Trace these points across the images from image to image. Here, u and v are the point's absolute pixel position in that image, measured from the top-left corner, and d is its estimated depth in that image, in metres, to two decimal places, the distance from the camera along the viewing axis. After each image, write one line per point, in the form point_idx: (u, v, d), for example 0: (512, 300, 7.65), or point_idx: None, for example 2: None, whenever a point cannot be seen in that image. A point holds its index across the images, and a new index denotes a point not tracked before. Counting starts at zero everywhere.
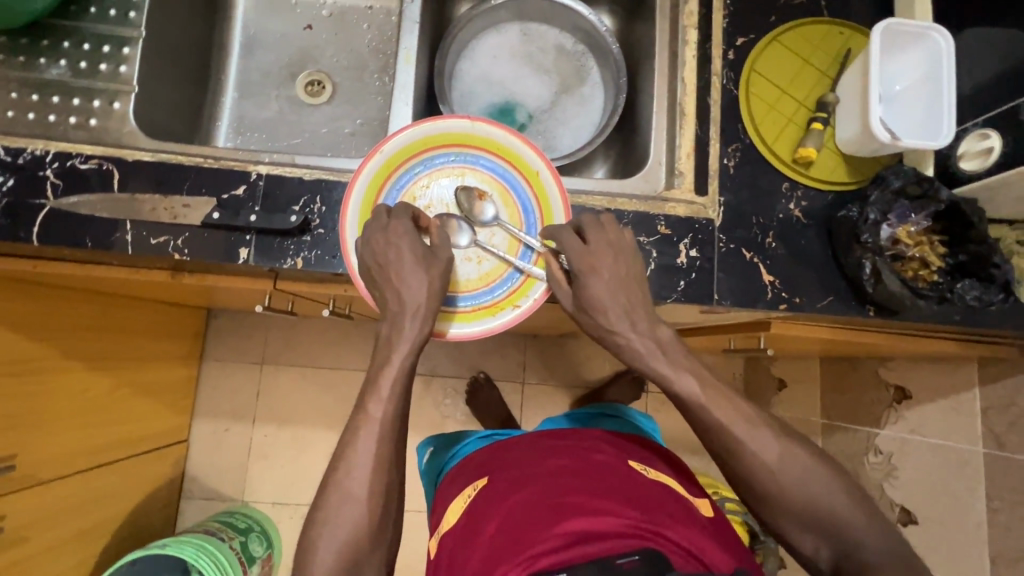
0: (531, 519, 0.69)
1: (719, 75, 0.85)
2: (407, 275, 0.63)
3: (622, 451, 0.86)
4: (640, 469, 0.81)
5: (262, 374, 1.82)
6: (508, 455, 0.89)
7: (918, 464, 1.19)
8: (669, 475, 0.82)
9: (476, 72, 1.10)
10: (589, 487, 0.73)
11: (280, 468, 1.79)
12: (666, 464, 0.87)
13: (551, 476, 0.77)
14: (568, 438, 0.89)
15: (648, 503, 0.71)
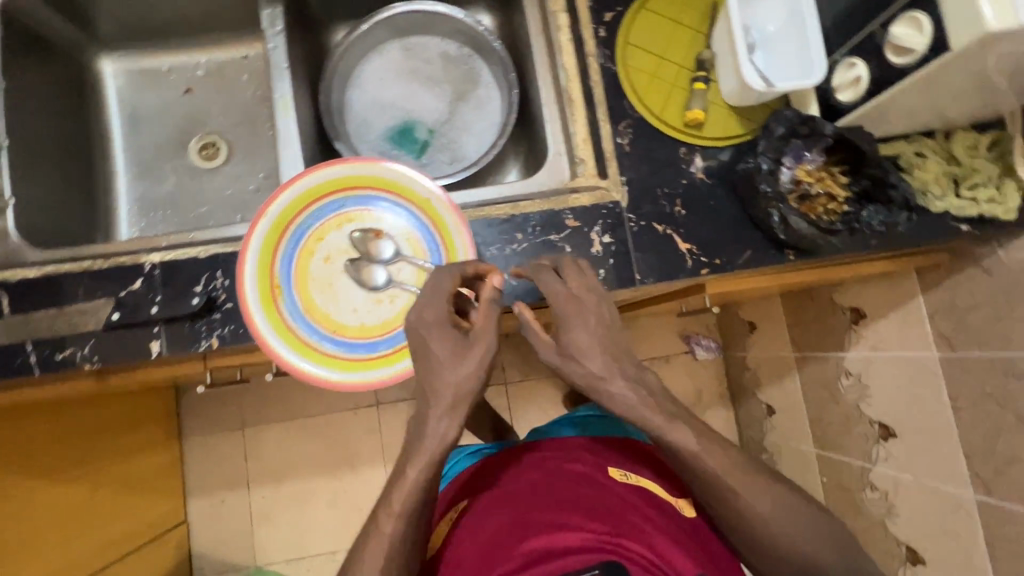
0: (502, 538, 0.73)
1: (595, 56, 0.84)
2: (445, 365, 0.61)
3: (602, 457, 0.89)
4: (620, 476, 0.84)
5: (246, 437, 1.80)
6: (488, 472, 0.90)
7: (886, 381, 1.21)
8: (650, 479, 0.85)
9: (367, 99, 1.07)
10: (558, 500, 0.77)
11: (287, 524, 1.78)
12: (649, 465, 0.89)
13: (523, 491, 0.80)
14: (551, 450, 0.92)
15: (616, 514, 0.74)
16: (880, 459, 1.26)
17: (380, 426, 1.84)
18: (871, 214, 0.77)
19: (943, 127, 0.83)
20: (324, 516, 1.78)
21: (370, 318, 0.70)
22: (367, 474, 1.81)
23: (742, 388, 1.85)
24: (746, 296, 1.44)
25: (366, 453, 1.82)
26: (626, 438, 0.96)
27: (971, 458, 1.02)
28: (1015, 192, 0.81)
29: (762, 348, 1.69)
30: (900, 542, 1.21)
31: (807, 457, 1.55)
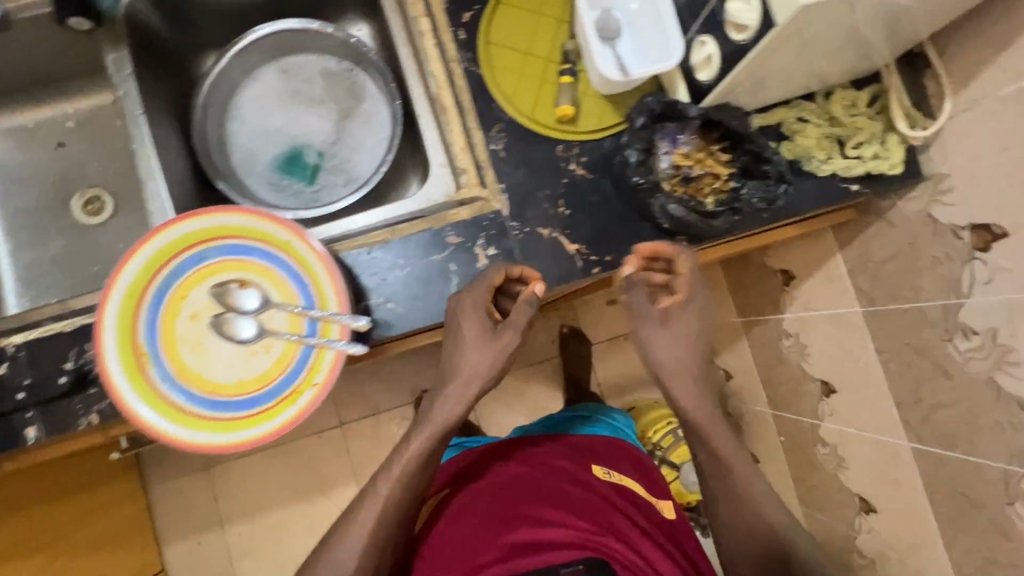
0: (499, 525, 0.82)
1: (458, 61, 0.81)
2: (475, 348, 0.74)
3: (591, 455, 0.97)
4: (605, 473, 0.94)
5: (213, 477, 1.78)
6: (475, 466, 0.96)
7: (822, 339, 1.20)
8: (631, 478, 0.95)
9: (249, 129, 1.03)
10: (545, 496, 0.86)
11: (266, 558, 1.76)
12: (630, 464, 0.99)
13: (514, 485, 0.89)
14: (539, 446, 0.98)
15: (597, 512, 0.84)
16: (827, 416, 1.26)
17: (348, 446, 1.82)
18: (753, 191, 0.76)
19: (821, 88, 0.81)
20: (303, 543, 1.77)
21: (248, 372, 0.68)
22: (340, 496, 1.79)
23: (702, 357, 1.86)
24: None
25: (337, 475, 1.81)
26: (612, 437, 1.04)
27: (902, 407, 1.03)
28: (898, 146, 0.80)
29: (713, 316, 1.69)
30: (854, 494, 1.21)
31: (765, 419, 1.55)
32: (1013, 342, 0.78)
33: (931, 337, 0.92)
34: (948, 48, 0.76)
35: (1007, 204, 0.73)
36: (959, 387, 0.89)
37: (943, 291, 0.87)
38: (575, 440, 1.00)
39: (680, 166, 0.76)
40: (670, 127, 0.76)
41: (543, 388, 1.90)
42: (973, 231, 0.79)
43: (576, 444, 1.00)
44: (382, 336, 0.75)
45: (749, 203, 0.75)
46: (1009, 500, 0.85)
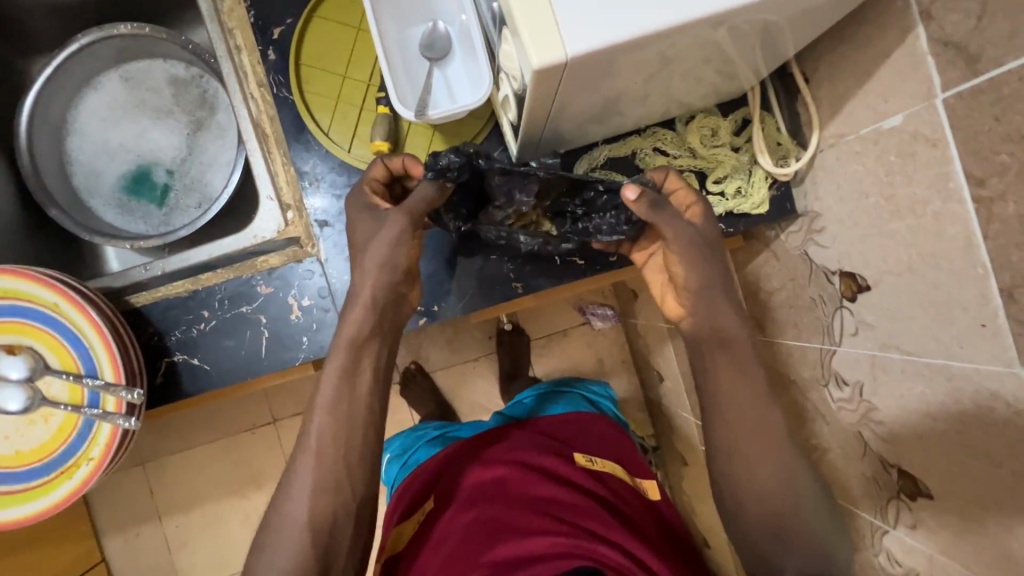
0: (473, 540, 0.72)
1: (268, 84, 0.72)
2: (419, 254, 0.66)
3: (564, 443, 0.89)
4: (585, 463, 0.85)
5: (147, 472, 1.71)
6: (450, 467, 0.86)
7: None
8: (613, 462, 0.87)
9: (92, 145, 0.94)
10: (530, 500, 0.76)
11: (204, 549, 1.72)
12: (612, 446, 0.91)
13: (497, 489, 0.78)
14: (509, 441, 0.88)
15: (584, 513, 0.74)
16: None
17: (280, 442, 1.73)
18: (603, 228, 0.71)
19: (681, 113, 0.73)
20: (241, 537, 1.72)
21: (25, 443, 0.64)
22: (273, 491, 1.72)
23: (640, 355, 1.78)
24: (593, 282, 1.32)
25: (271, 470, 1.73)
26: (591, 413, 0.96)
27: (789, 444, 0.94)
28: (762, 183, 0.74)
29: (650, 315, 1.60)
30: None
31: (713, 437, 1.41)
32: (875, 399, 0.72)
33: (810, 378, 0.84)
34: (815, 72, 0.67)
35: (868, 254, 0.65)
36: (832, 434, 0.82)
37: (819, 334, 0.79)
38: (553, 429, 0.92)
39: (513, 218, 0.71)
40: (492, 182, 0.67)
41: (481, 386, 1.78)
42: (842, 277, 0.71)
43: (556, 433, 0.91)
44: (188, 393, 0.71)
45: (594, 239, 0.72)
46: (874, 552, 0.79)
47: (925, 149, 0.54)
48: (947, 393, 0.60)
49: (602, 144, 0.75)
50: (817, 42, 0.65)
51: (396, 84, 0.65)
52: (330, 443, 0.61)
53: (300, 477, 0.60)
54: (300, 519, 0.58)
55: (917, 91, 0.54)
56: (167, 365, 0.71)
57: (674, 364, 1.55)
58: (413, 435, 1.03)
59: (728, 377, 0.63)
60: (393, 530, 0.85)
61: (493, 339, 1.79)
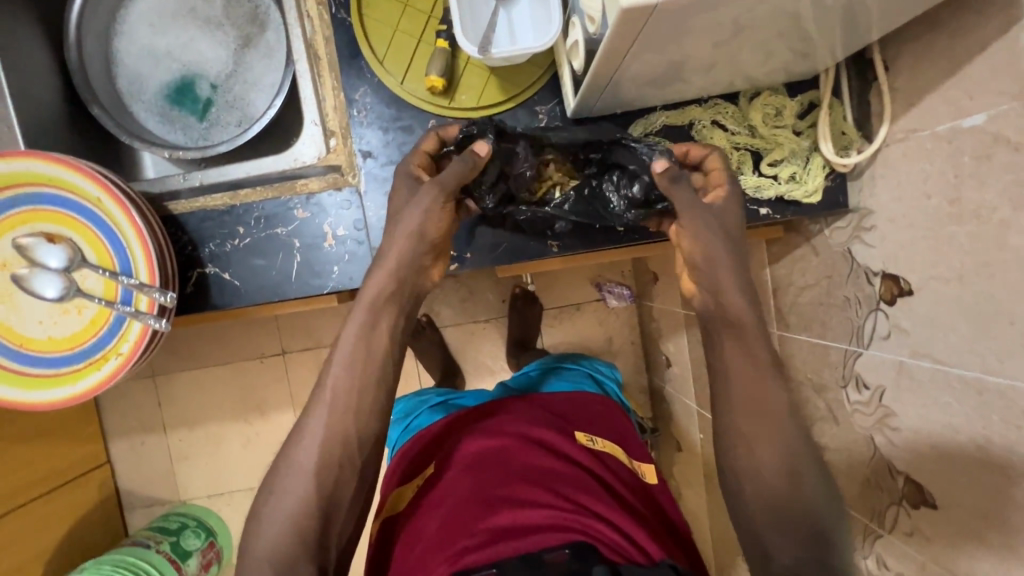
0: (471, 505, 0.73)
1: (326, 3, 0.71)
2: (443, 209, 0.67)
3: (567, 421, 0.89)
4: (587, 442, 0.85)
5: (157, 385, 1.76)
6: (452, 433, 0.87)
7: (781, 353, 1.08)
8: (613, 444, 0.88)
9: (138, 49, 0.93)
10: (527, 471, 0.77)
11: (204, 465, 1.78)
12: (613, 428, 0.92)
13: (495, 459, 0.79)
14: (512, 414, 0.88)
15: (582, 488, 0.75)
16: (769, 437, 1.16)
17: (287, 374, 1.77)
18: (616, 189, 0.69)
19: (745, 88, 0.71)
20: (240, 458, 1.78)
21: (57, 330, 0.65)
22: (276, 419, 1.77)
23: (652, 338, 1.78)
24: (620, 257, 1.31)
25: (275, 399, 1.78)
26: (594, 395, 0.97)
27: None
28: (819, 171, 0.72)
29: (668, 299, 1.59)
30: None
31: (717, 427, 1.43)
32: (895, 406, 0.71)
33: (828, 379, 0.84)
34: (895, 61, 0.64)
35: (917, 258, 0.64)
36: (842, 437, 0.82)
37: (847, 335, 0.78)
38: (557, 406, 0.92)
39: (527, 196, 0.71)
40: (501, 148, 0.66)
41: (489, 347, 1.78)
42: (883, 279, 0.69)
43: (558, 410, 0.91)
44: (215, 305, 0.71)
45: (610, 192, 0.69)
46: (864, 553, 0.81)
47: (1004, 153, 0.52)
48: (972, 407, 0.60)
49: (660, 109, 0.73)
50: (905, 28, 0.62)
51: (460, 20, 0.63)
52: (352, 371, 0.62)
53: (318, 399, 0.61)
54: (314, 439, 0.60)
55: (1009, 89, 0.51)
56: (197, 276, 0.71)
57: (684, 350, 1.54)
58: (415, 400, 1.04)
59: (756, 362, 0.62)
60: (393, 492, 0.85)
61: (506, 304, 1.79)
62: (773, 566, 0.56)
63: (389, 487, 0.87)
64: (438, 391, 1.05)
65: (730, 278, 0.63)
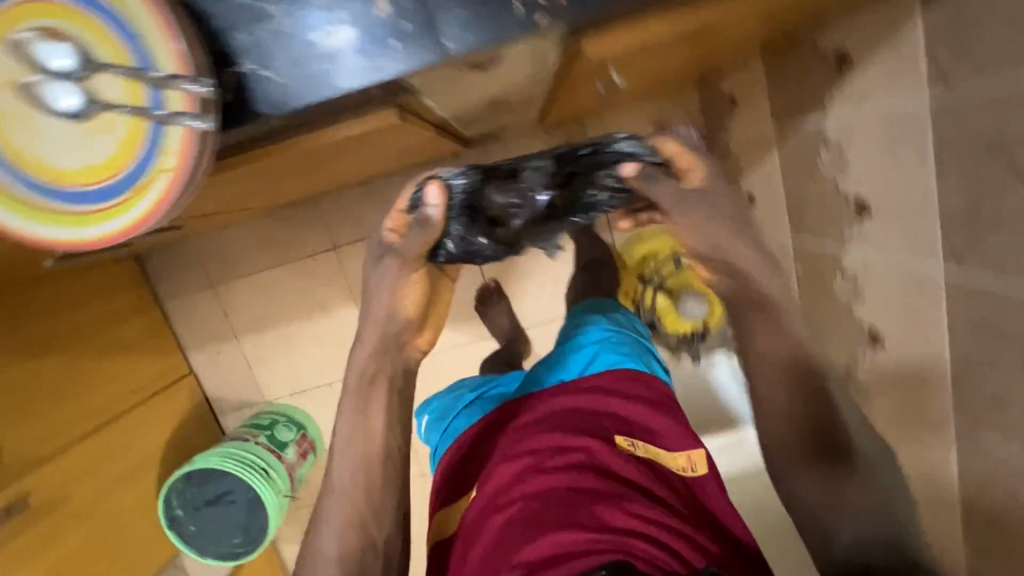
0: (509, 534, 0.73)
1: None
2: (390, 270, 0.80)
3: (602, 424, 0.86)
4: (626, 447, 0.83)
5: (219, 296, 1.85)
6: (490, 453, 0.89)
7: (866, 139, 0.99)
8: (651, 444, 0.85)
9: None
10: (563, 488, 0.76)
11: (280, 365, 1.88)
12: (653, 421, 0.89)
13: (531, 480, 0.78)
14: (544, 423, 0.87)
15: (618, 505, 0.73)
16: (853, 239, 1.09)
17: (343, 268, 1.81)
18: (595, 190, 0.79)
19: None
20: (313, 356, 1.87)
21: (91, 155, 0.55)
22: (341, 313, 1.83)
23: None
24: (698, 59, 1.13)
25: (335, 295, 1.83)
26: (629, 381, 0.94)
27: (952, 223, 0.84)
28: None
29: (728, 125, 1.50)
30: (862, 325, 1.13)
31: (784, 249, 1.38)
32: None
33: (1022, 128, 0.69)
34: None
35: None
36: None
37: None
38: (592, 403, 0.90)
39: (518, 237, 0.82)
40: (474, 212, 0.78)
41: None
42: None
43: (595, 405, 0.90)
44: (261, 112, 0.60)
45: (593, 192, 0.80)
46: None
47: None
48: None
49: None
50: None
51: None
52: None
53: None
54: None
55: None
56: (233, 73, 0.59)
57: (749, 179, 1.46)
58: (451, 398, 1.12)
59: None
60: (439, 508, 0.89)
61: None
62: (838, 543, 0.67)
63: (437, 503, 0.91)
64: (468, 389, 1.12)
65: (716, 216, 0.75)
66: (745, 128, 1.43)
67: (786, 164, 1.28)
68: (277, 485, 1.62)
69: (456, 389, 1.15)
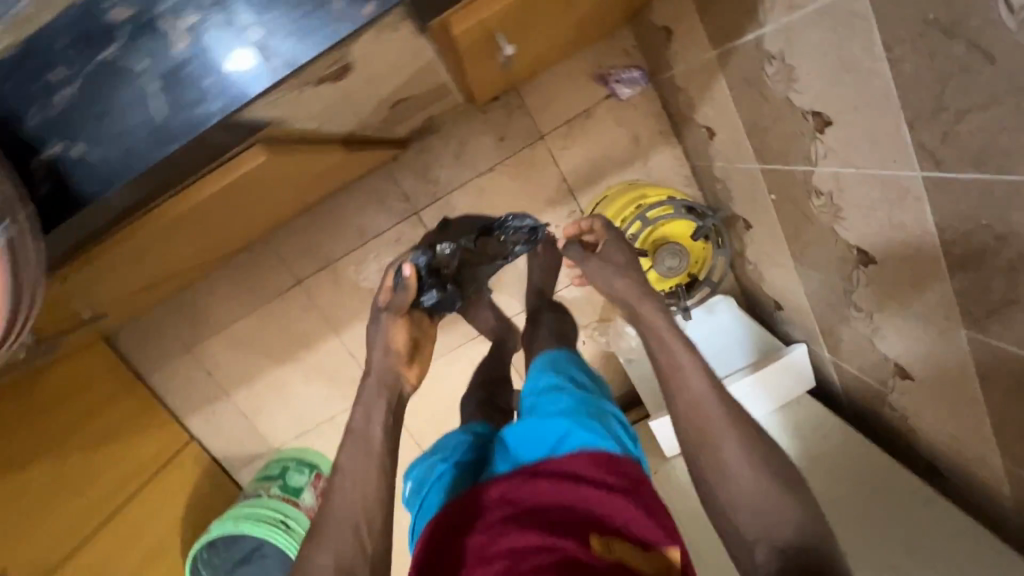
0: None
1: None
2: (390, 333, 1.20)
3: (581, 524, 0.80)
4: (603, 553, 0.76)
5: (198, 357, 1.79)
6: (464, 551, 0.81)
7: (808, 46, 0.87)
8: (627, 541, 0.79)
9: None
10: None
11: (279, 410, 1.85)
12: (628, 515, 0.82)
13: None
14: (520, 524, 0.80)
15: None
16: (820, 158, 0.99)
17: (312, 301, 1.74)
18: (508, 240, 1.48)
19: None
20: (308, 395, 1.84)
21: None
22: (324, 346, 1.78)
23: (670, 115, 1.58)
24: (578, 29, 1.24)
25: (313, 330, 1.77)
26: (604, 466, 0.88)
27: (915, 124, 0.74)
28: None
29: (670, 56, 1.38)
30: (848, 248, 1.04)
31: (754, 177, 1.28)
32: None
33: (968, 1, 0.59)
34: None
35: None
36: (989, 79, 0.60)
37: None
38: (570, 497, 0.84)
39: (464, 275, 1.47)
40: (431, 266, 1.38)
41: (502, 199, 1.65)
42: None
43: (573, 500, 0.84)
44: None
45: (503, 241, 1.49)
46: None
47: None
48: None
49: None
50: None
51: None
52: None
53: None
54: None
55: None
56: (76, 88, 0.70)
57: (702, 109, 1.35)
58: (427, 468, 1.04)
59: None
60: None
61: (507, 141, 1.62)
62: (755, 554, 0.80)
63: None
64: (442, 454, 1.05)
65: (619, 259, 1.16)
66: (686, 57, 1.31)
67: (733, 88, 1.17)
68: (297, 534, 1.59)
69: (433, 452, 1.07)
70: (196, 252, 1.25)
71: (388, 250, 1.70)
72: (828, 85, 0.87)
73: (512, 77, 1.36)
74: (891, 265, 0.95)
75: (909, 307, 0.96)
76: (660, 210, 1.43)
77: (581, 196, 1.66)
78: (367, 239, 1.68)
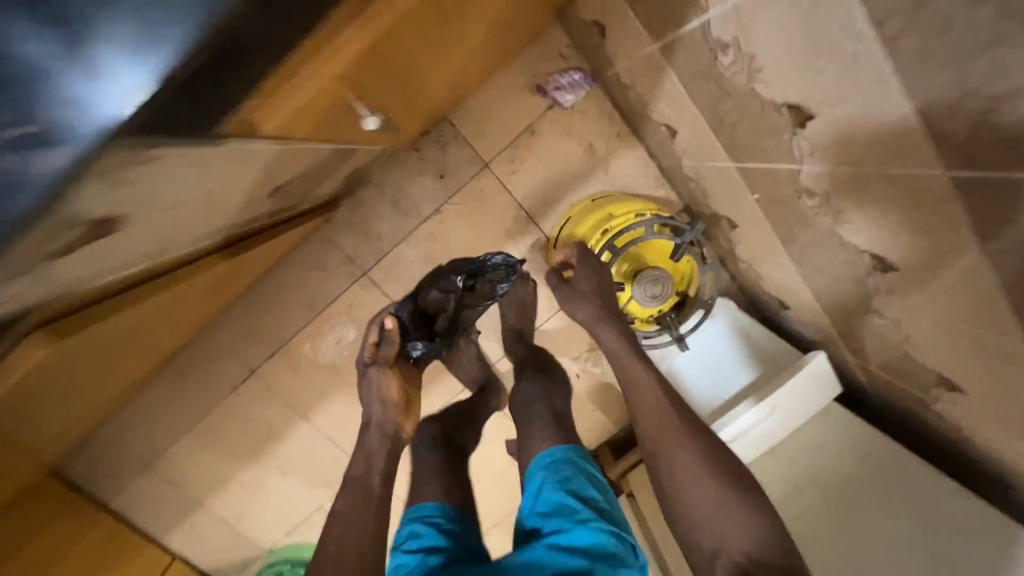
0: None
1: None
2: (374, 393, 1.23)
3: None
4: None
5: (160, 472, 1.61)
6: None
7: (766, 27, 0.69)
8: None
9: None
10: None
11: (262, 510, 1.68)
12: None
13: None
14: None
15: None
16: (805, 156, 0.80)
17: (272, 389, 1.57)
18: (500, 278, 1.40)
19: None
20: (290, 489, 1.66)
21: None
22: (296, 434, 1.61)
23: (624, 114, 1.40)
24: (433, 38, 0.86)
25: (279, 418, 1.59)
26: None
27: (932, 112, 0.55)
28: None
29: (608, 51, 1.21)
30: (859, 252, 0.84)
31: (728, 174, 1.10)
32: None
33: None
34: None
35: None
36: None
37: None
38: None
39: (455, 321, 1.42)
40: (414, 316, 1.37)
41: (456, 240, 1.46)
42: None
43: None
44: None
45: (495, 280, 1.41)
46: None
47: None
48: None
49: None
50: None
51: None
52: None
53: None
54: None
55: None
56: None
57: (655, 104, 1.17)
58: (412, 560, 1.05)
59: None
60: None
61: (448, 177, 1.43)
62: None
63: None
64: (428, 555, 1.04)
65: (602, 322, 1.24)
66: (625, 50, 1.14)
67: (685, 80, 1.00)
68: None
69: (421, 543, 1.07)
70: (92, 379, 1.06)
71: (342, 319, 1.51)
72: (804, 71, 0.69)
73: (411, 111, 1.09)
74: (916, 273, 0.76)
75: (947, 315, 0.76)
76: (634, 235, 1.31)
77: (545, 222, 1.47)
78: (315, 312, 1.50)
